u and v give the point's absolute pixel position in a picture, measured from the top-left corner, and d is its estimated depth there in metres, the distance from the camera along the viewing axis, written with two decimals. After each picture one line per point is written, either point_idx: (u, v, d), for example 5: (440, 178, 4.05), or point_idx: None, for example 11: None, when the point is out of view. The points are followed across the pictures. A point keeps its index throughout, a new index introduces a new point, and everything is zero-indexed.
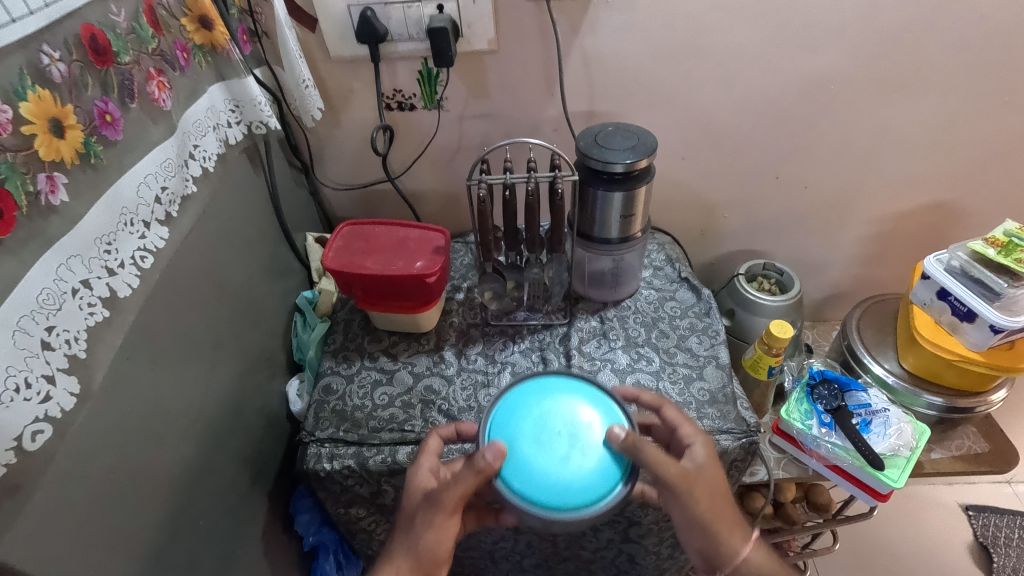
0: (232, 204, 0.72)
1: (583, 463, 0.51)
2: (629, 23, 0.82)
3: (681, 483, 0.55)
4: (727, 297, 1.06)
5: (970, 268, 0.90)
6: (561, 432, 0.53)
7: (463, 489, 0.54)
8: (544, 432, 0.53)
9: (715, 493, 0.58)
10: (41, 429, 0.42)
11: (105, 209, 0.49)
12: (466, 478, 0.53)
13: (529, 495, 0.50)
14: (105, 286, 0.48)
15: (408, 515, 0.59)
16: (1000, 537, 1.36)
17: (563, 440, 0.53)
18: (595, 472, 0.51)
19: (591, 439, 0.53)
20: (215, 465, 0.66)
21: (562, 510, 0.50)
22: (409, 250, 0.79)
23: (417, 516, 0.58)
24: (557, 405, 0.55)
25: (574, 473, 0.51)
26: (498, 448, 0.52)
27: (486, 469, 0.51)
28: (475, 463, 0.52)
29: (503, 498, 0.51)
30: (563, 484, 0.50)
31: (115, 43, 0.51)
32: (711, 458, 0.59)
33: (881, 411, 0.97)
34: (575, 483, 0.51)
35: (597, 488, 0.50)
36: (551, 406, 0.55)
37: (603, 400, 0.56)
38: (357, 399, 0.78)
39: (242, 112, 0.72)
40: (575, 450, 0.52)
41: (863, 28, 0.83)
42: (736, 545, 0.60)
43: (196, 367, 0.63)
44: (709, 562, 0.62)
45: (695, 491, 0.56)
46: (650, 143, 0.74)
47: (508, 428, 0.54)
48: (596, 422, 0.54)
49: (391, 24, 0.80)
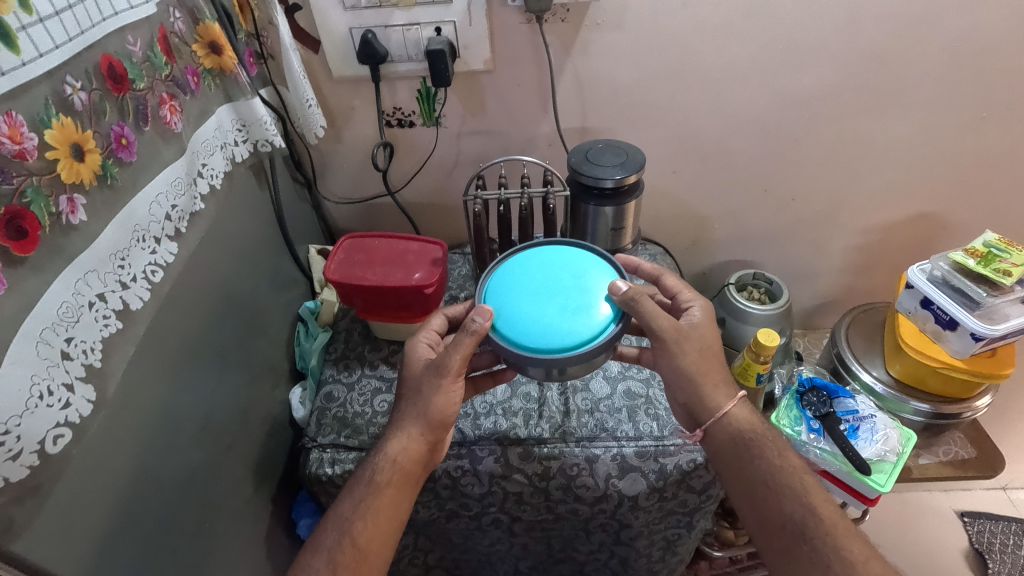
0: (237, 219, 0.75)
1: (577, 311, 0.58)
2: (619, 45, 0.85)
3: (671, 336, 0.64)
4: (718, 306, 1.09)
5: (951, 278, 0.93)
6: (552, 289, 0.60)
7: (465, 351, 0.60)
8: (537, 290, 0.60)
9: (705, 349, 0.65)
10: (62, 433, 0.44)
11: (120, 226, 0.52)
12: (463, 340, 0.59)
13: (526, 339, 0.56)
14: (120, 299, 0.51)
15: (415, 383, 0.64)
16: (994, 544, 1.37)
17: (555, 296, 0.59)
18: (589, 318, 0.57)
19: (583, 292, 0.59)
20: (221, 469, 0.69)
21: (560, 352, 0.55)
22: (408, 261, 0.82)
23: (425, 382, 0.63)
24: (548, 271, 0.62)
25: (567, 318, 0.57)
26: (485, 311, 0.58)
27: (480, 329, 0.57)
28: (468, 325, 0.58)
29: (499, 348, 0.57)
30: (557, 329, 0.56)
31: (131, 71, 0.55)
32: (707, 320, 0.67)
33: (868, 417, 0.99)
34: (563, 328, 0.56)
35: (582, 333, 0.56)
36: (542, 271, 0.62)
37: (594, 267, 0.63)
38: (357, 406, 0.80)
39: (248, 131, 0.75)
40: (567, 301, 0.59)
41: (844, 48, 0.87)
42: (721, 401, 0.64)
43: (203, 375, 0.66)
44: (693, 419, 0.67)
45: (685, 344, 0.64)
46: (639, 160, 0.77)
47: (503, 290, 0.61)
48: (587, 280, 0.61)
49: (391, 46, 0.83)
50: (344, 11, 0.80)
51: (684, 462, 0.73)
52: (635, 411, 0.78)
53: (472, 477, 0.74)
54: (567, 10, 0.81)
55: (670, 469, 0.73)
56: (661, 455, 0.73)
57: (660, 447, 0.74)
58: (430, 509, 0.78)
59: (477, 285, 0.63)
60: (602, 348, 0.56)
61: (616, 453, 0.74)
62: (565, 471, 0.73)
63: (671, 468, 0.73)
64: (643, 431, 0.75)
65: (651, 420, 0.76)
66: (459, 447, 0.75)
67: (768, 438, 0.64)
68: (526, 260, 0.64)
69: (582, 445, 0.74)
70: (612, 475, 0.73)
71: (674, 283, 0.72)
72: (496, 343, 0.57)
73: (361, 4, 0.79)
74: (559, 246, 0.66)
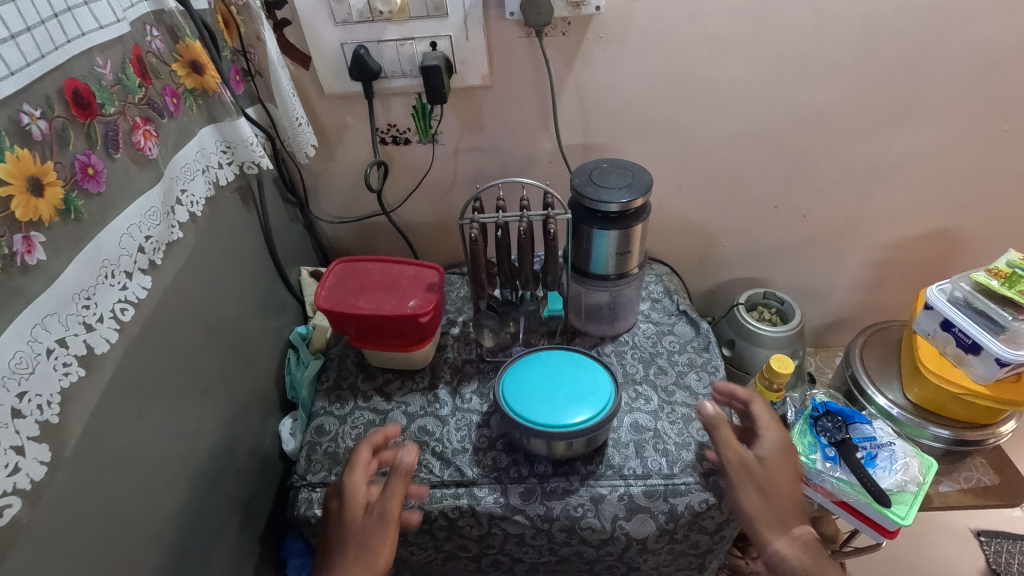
0: (221, 245, 0.71)
1: (578, 398, 0.69)
2: (623, 59, 0.82)
3: (738, 473, 0.65)
4: (727, 327, 1.04)
5: (973, 300, 0.89)
6: (557, 381, 0.71)
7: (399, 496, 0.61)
8: (544, 380, 0.71)
9: (780, 483, 0.64)
10: (10, 501, 0.41)
11: (84, 263, 0.48)
12: (394, 487, 0.61)
13: (537, 417, 0.67)
14: (83, 343, 0.48)
15: (357, 535, 0.60)
16: (1013, 564, 1.31)
17: (560, 385, 0.70)
18: (587, 399, 0.68)
19: (582, 380, 0.71)
20: (202, 514, 0.65)
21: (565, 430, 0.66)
22: (402, 288, 0.78)
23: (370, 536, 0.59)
24: (553, 364, 0.73)
25: (571, 402, 0.68)
26: (411, 449, 0.63)
27: (409, 466, 0.62)
28: (399, 466, 0.62)
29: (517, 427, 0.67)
30: (561, 412, 0.67)
31: (99, 96, 0.51)
32: (781, 456, 0.65)
33: (887, 445, 0.94)
34: (568, 411, 0.67)
35: (585, 411, 0.67)
36: (548, 364, 0.73)
37: (592, 363, 0.73)
38: (349, 440, 0.76)
39: (233, 153, 0.72)
40: (570, 391, 0.70)
41: (859, 60, 0.82)
42: (771, 537, 0.62)
43: (181, 414, 0.62)
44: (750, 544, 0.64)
45: (749, 483, 0.64)
46: (645, 181, 0.74)
47: (516, 380, 0.72)
48: (584, 374, 0.72)
49: (384, 61, 0.80)
50: (335, 26, 0.76)
51: (696, 502, 0.68)
52: (643, 446, 0.73)
53: (471, 519, 0.69)
54: (568, 23, 0.78)
55: (680, 510, 0.68)
56: (670, 494, 0.69)
57: (669, 486, 0.69)
58: (427, 551, 0.74)
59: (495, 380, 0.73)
60: (598, 426, 0.66)
61: (622, 492, 0.69)
62: (569, 512, 0.69)
63: (682, 509, 0.68)
64: (652, 468, 0.71)
65: (660, 456, 0.72)
66: (457, 487, 0.71)
67: (827, 573, 0.59)
68: (533, 358, 0.75)
69: (586, 485, 0.70)
70: (619, 517, 0.69)
71: (760, 407, 0.70)
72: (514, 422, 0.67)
73: (352, 19, 0.75)
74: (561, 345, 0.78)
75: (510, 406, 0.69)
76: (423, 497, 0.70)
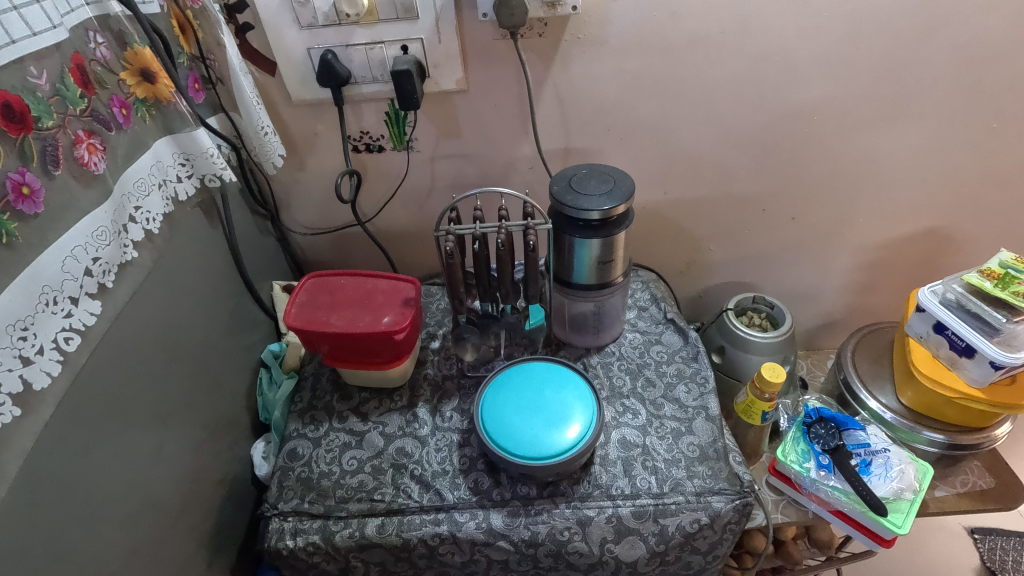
0: (180, 264, 0.67)
1: (558, 424, 0.67)
2: (603, 61, 0.79)
3: None
4: (717, 333, 1.02)
5: (966, 301, 0.86)
6: (537, 404, 0.69)
7: None
8: (523, 404, 0.69)
9: None
10: None
11: (20, 292, 0.45)
12: None
13: (515, 449, 0.65)
14: (19, 379, 0.45)
15: None
16: (1009, 562, 1.21)
17: (539, 410, 0.68)
18: (566, 431, 0.66)
19: (562, 406, 0.69)
20: (163, 550, 0.61)
21: (544, 459, 0.64)
22: (377, 303, 0.74)
23: None
24: (533, 387, 0.71)
25: (550, 431, 0.66)
26: None
27: None
28: None
29: (495, 456, 0.66)
30: (541, 439, 0.66)
31: (34, 108, 0.47)
32: None
33: (881, 452, 0.90)
34: (545, 441, 0.66)
35: (563, 445, 0.65)
36: (529, 388, 0.71)
37: (574, 386, 0.71)
38: (324, 464, 0.72)
39: (193, 165, 0.67)
40: (549, 418, 0.68)
41: (845, 59, 0.80)
42: None
43: (137, 446, 0.58)
44: None
45: None
46: (627, 187, 0.71)
47: (496, 406, 0.69)
48: (565, 398, 0.70)
49: (353, 66, 0.76)
50: (300, 31, 0.73)
51: (687, 522, 0.66)
52: (631, 463, 0.70)
53: (452, 545, 0.66)
54: (544, 24, 0.75)
55: (671, 532, 0.66)
56: (661, 515, 0.66)
57: (660, 506, 0.67)
58: None
59: (474, 403, 0.71)
60: (579, 455, 0.65)
61: (611, 514, 0.66)
62: (554, 537, 0.65)
63: (673, 530, 0.66)
64: (641, 488, 0.68)
65: (649, 474, 0.69)
66: (437, 512, 0.67)
67: None
68: (512, 377, 0.73)
69: (572, 507, 0.67)
70: (608, 540, 0.66)
71: None
72: (492, 451, 0.66)
73: (318, 23, 0.72)
74: (541, 361, 0.75)
75: (488, 433, 0.67)
76: (402, 525, 0.67)
